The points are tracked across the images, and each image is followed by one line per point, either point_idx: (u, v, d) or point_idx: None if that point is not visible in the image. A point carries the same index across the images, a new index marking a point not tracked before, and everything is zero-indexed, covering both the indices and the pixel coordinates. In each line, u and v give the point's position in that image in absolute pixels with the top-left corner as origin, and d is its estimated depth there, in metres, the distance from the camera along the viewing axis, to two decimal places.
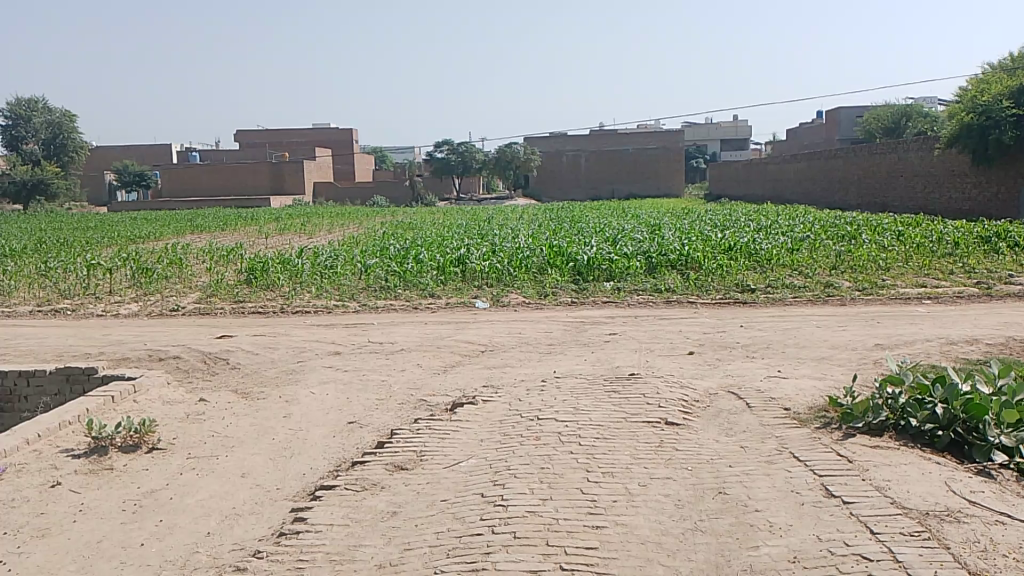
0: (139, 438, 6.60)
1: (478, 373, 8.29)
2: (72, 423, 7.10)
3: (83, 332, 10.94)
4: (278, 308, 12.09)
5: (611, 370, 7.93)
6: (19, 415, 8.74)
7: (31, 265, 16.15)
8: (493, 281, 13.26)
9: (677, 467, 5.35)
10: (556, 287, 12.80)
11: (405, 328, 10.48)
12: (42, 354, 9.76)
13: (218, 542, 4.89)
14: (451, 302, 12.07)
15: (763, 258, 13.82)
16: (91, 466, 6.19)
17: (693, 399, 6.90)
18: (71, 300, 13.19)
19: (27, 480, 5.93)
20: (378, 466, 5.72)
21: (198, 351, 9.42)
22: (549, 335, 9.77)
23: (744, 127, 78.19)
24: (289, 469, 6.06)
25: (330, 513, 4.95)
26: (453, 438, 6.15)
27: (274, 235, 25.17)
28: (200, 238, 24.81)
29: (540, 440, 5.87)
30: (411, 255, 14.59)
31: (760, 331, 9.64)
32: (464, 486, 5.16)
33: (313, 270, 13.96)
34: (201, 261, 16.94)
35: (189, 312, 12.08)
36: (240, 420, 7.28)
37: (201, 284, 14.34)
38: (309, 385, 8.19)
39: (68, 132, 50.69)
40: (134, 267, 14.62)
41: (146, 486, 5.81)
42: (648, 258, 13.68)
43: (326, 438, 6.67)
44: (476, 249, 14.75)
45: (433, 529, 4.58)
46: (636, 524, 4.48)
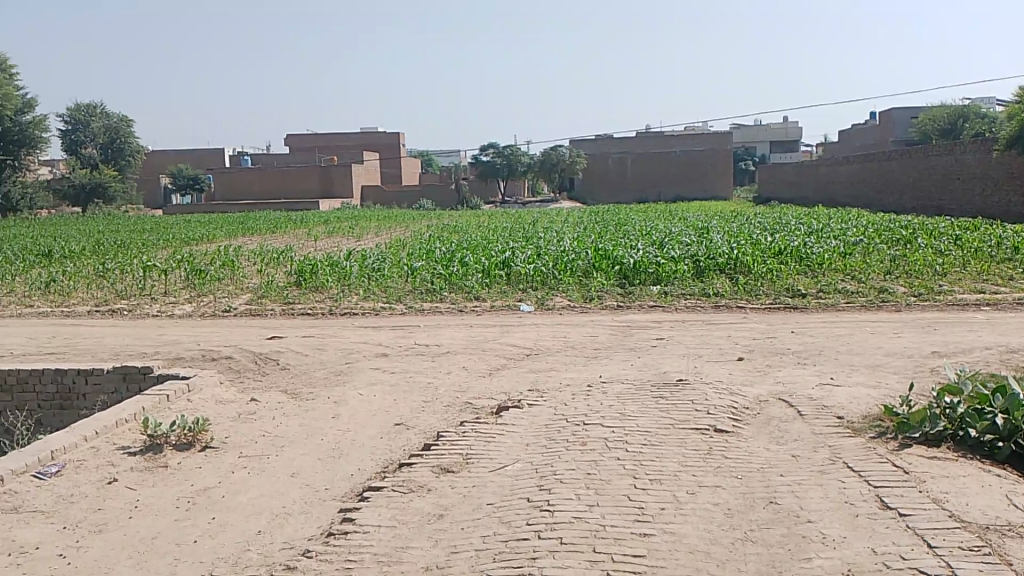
0: (193, 436, 6.74)
1: (525, 376, 8.27)
2: (129, 420, 7.29)
3: (139, 332, 11.21)
4: (326, 310, 12.25)
5: (658, 376, 7.84)
6: (78, 412, 9.01)
7: (89, 266, 16.60)
8: (537, 284, 13.24)
9: (727, 475, 5.27)
10: (602, 290, 12.74)
11: (451, 330, 10.53)
12: (100, 353, 10.02)
13: (269, 540, 4.96)
14: (496, 306, 12.07)
15: (814, 263, 13.55)
16: (146, 463, 6.34)
17: (743, 406, 6.79)
18: (128, 301, 13.54)
19: (86, 476, 6.10)
20: (424, 468, 5.75)
21: (249, 352, 9.59)
22: (595, 340, 9.70)
23: (795, 130, 76.90)
24: (338, 469, 6.12)
25: (379, 515, 4.98)
26: (499, 442, 6.16)
27: (323, 238, 25.53)
28: (252, 240, 25.30)
29: (586, 445, 5.84)
30: (456, 259, 14.66)
31: (812, 337, 9.42)
32: (510, 490, 5.16)
33: (360, 272, 14.15)
34: (252, 263, 17.24)
35: (241, 313, 12.32)
36: (290, 420, 7.39)
37: (251, 286, 14.60)
38: (357, 386, 8.28)
39: (125, 136, 52.23)
40: (188, 269, 14.96)
41: (199, 483, 5.94)
42: (696, 262, 13.49)
43: (374, 439, 6.73)
44: (521, 253, 14.73)
45: (479, 532, 4.58)
46: (684, 533, 4.42)
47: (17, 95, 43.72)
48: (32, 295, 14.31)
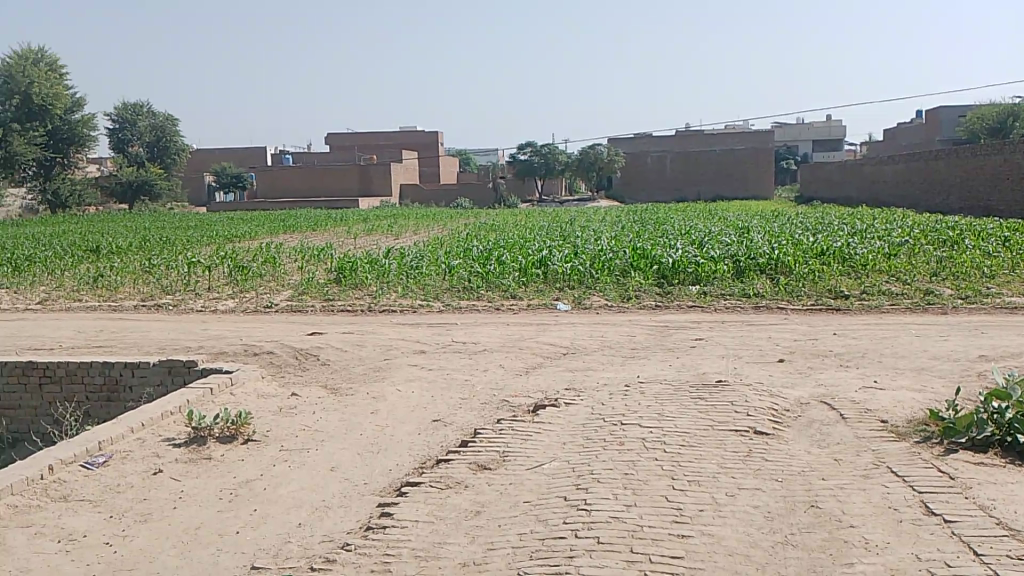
0: (235, 429, 6.86)
1: (561, 375, 8.26)
2: (174, 413, 7.45)
3: (184, 327, 11.45)
4: (365, 306, 12.38)
5: (697, 376, 7.77)
6: (124, 404, 9.22)
7: (136, 261, 17.00)
8: (574, 283, 13.21)
9: (768, 478, 5.20)
10: (640, 289, 12.68)
11: (488, 328, 10.56)
12: (147, 347, 10.26)
13: (309, 533, 5.03)
14: (532, 304, 12.08)
15: (857, 264, 13.31)
16: (190, 455, 6.47)
17: (784, 408, 6.70)
18: (173, 296, 13.84)
19: (132, 466, 6.25)
20: (462, 465, 5.78)
21: (290, 348, 9.73)
22: (633, 339, 9.65)
23: (839, 128, 75.52)
24: (376, 464, 6.19)
25: (417, 510, 5.03)
26: (536, 440, 6.17)
27: (362, 235, 25.80)
28: (293, 238, 25.69)
29: (623, 445, 5.82)
30: (494, 257, 14.68)
31: (855, 339, 9.26)
32: (547, 489, 5.16)
33: (399, 270, 14.28)
34: (293, 259, 17.48)
35: (282, 309, 12.51)
36: (329, 415, 7.48)
37: (292, 282, 14.80)
38: (396, 382, 8.35)
39: (171, 135, 53.28)
40: (231, 265, 15.24)
41: (242, 476, 6.04)
42: (736, 262, 13.35)
43: (411, 435, 6.78)
44: (558, 251, 14.71)
45: (516, 530, 4.59)
46: (723, 535, 4.38)
47: (67, 94, 44.85)
48: (81, 290, 14.69)
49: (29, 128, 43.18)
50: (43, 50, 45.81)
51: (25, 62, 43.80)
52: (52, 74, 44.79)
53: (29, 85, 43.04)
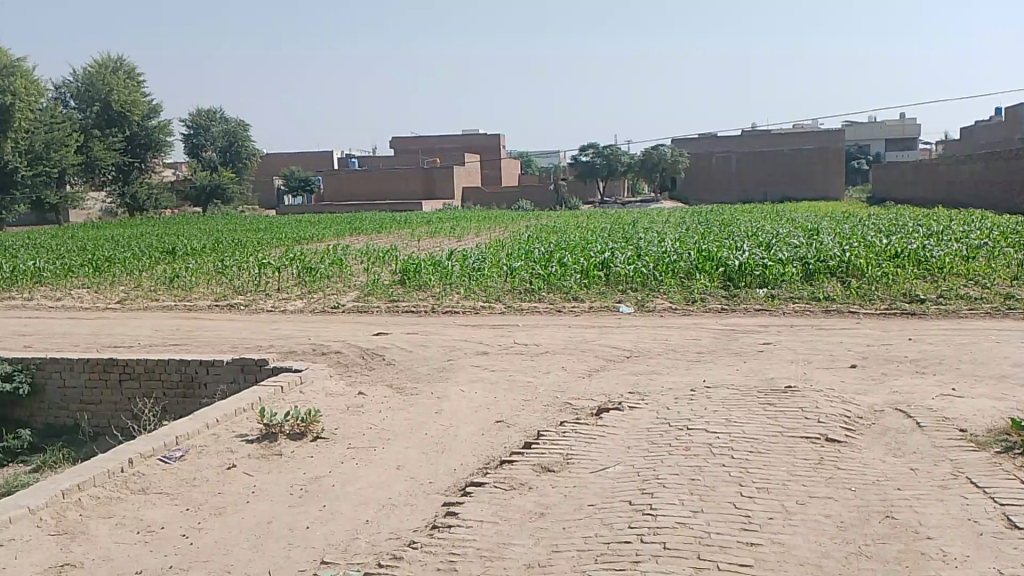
0: (305, 427, 7.03)
1: (625, 378, 8.20)
2: (247, 409, 7.67)
3: (255, 326, 11.78)
4: (429, 308, 12.52)
5: (766, 381, 7.61)
6: (199, 400, 9.53)
7: (209, 263, 17.54)
8: (637, 286, 13.10)
9: (839, 486, 5.06)
10: (705, 292, 12.49)
11: (551, 330, 10.56)
12: (220, 345, 10.58)
13: (376, 530, 5.12)
14: (595, 306, 12.03)
15: (933, 267, 12.83)
16: (262, 451, 6.66)
17: (856, 416, 6.51)
18: (244, 296, 14.25)
19: (207, 461, 6.46)
20: (526, 466, 5.79)
21: (357, 347, 9.92)
22: (699, 343, 9.52)
23: (914, 127, 72.95)
24: (441, 464, 6.25)
25: (481, 510, 5.06)
26: (600, 443, 6.14)
27: (426, 238, 26.08)
28: (359, 240, 26.17)
29: (689, 450, 5.75)
30: (555, 259, 14.64)
31: (931, 345, 8.94)
32: (611, 492, 5.13)
33: (462, 271, 14.37)
34: (359, 261, 17.79)
35: (349, 310, 12.76)
36: (394, 414, 7.59)
37: (359, 284, 15.07)
38: (459, 383, 8.43)
39: (242, 140, 54.82)
40: (300, 267, 15.60)
41: (312, 472, 6.19)
42: (805, 264, 13.04)
43: (475, 436, 6.83)
44: (621, 253, 14.57)
45: (581, 533, 4.58)
46: (794, 544, 4.28)
47: (144, 100, 46.58)
48: (158, 290, 15.24)
49: (108, 134, 45.13)
50: (123, 58, 47.69)
51: (105, 71, 45.63)
52: (131, 81, 46.69)
53: (108, 93, 44.86)
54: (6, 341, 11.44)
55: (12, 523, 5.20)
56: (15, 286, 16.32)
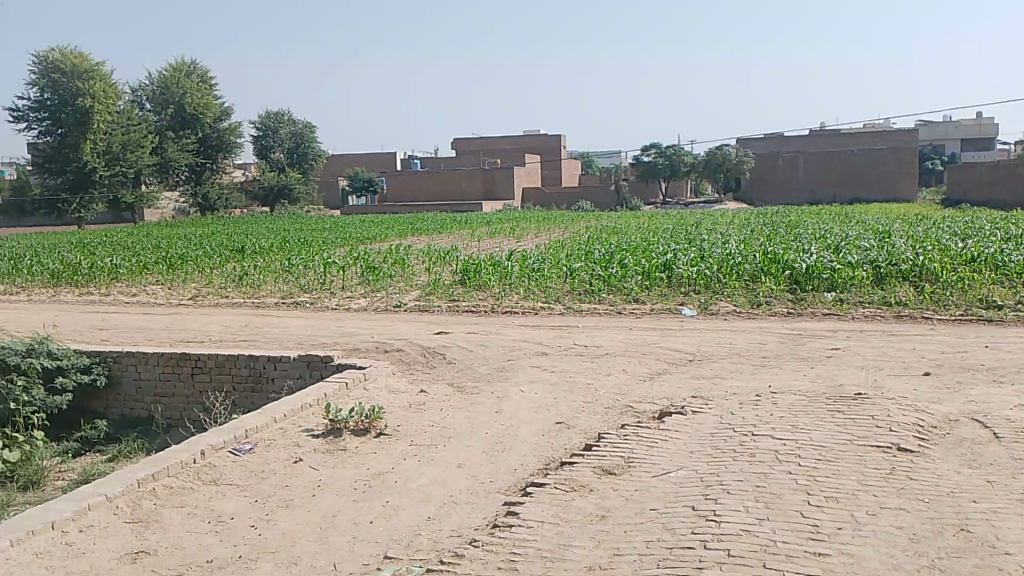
0: (368, 423, 7.15)
1: (687, 382, 8.09)
2: (313, 405, 7.84)
3: (320, 323, 12.03)
4: (489, 308, 12.60)
5: (834, 388, 7.42)
6: (267, 395, 9.77)
7: (276, 261, 17.98)
8: (700, 288, 12.92)
9: (912, 498, 4.90)
10: (771, 295, 12.25)
11: (612, 332, 10.49)
12: (287, 342, 10.84)
13: (438, 527, 5.17)
14: (656, 308, 11.92)
15: (1013, 271, 12.30)
16: (327, 445, 6.80)
17: (930, 425, 6.29)
18: (310, 294, 14.56)
19: (275, 454, 6.63)
20: (587, 468, 5.77)
21: (419, 346, 10.05)
22: (764, 347, 9.34)
23: (992, 126, 70.10)
24: (502, 464, 6.27)
25: (542, 511, 5.07)
26: (662, 447, 6.07)
27: (486, 238, 26.21)
28: (420, 240, 26.48)
29: (755, 456, 5.65)
30: (616, 260, 14.53)
31: (1009, 353, 8.58)
32: (674, 497, 5.08)
33: (521, 271, 14.39)
34: (420, 261, 17.98)
35: (411, 308, 12.92)
36: (456, 412, 7.66)
37: (420, 283, 15.25)
38: (519, 383, 8.45)
39: (309, 142, 55.98)
40: (364, 266, 15.86)
41: (375, 468, 6.30)
42: (876, 267, 12.67)
43: (536, 436, 6.84)
44: (684, 255, 14.37)
45: (642, 537, 4.54)
46: (864, 556, 4.16)
47: (216, 103, 48.20)
48: (228, 287, 15.68)
49: (181, 136, 46.74)
50: (196, 62, 49.31)
51: (180, 74, 47.20)
52: (203, 84, 48.20)
53: (181, 95, 46.49)
54: (86, 335, 11.94)
55: (91, 509, 5.42)
56: (93, 282, 17.00)
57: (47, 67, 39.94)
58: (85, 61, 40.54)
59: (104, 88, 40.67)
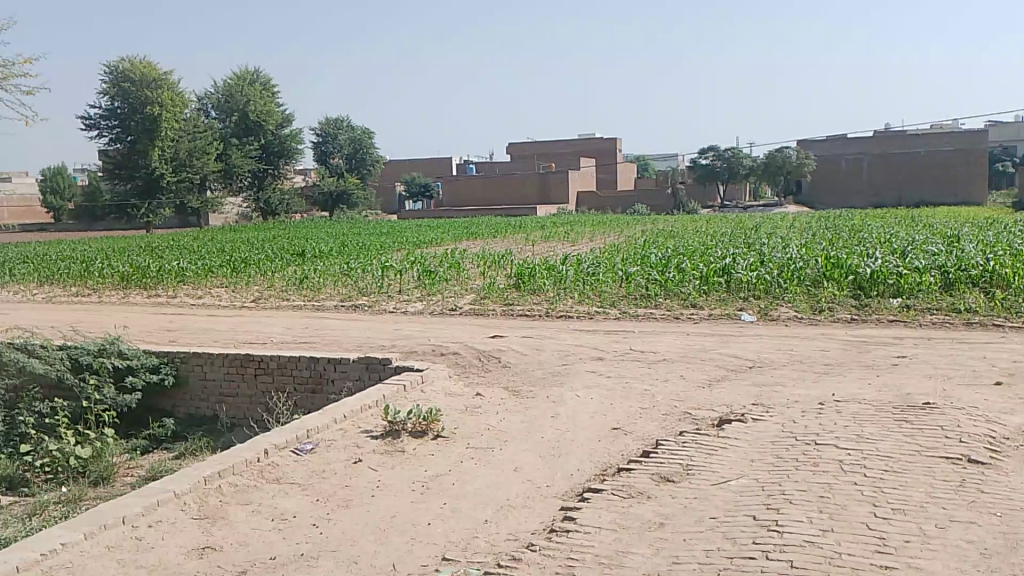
0: (426, 425, 7.23)
1: (747, 389, 7.97)
2: (372, 406, 7.96)
3: (378, 326, 12.21)
4: (544, 312, 12.62)
5: (901, 397, 7.21)
6: (327, 396, 9.97)
7: (335, 265, 18.33)
8: (760, 293, 12.71)
9: (984, 511, 4.73)
10: (833, 301, 11.97)
11: (669, 338, 10.40)
12: (346, 344, 11.03)
13: (496, 530, 5.20)
14: (715, 314, 11.77)
15: None
16: (386, 447, 6.90)
17: (1003, 437, 6.05)
18: (368, 298, 14.80)
19: (335, 454, 6.76)
20: (644, 475, 5.73)
21: (474, 349, 10.12)
22: (826, 355, 9.13)
23: None
24: (559, 468, 6.27)
25: (599, 517, 5.05)
26: (721, 455, 5.99)
27: (540, 242, 26.23)
28: (475, 244, 26.69)
29: (818, 466, 5.53)
30: (673, 264, 14.40)
31: None
32: (734, 506, 5.00)
33: (576, 276, 14.36)
34: (476, 265, 18.11)
35: (466, 312, 13.03)
36: (512, 416, 7.69)
37: (475, 287, 15.35)
38: (575, 388, 8.44)
39: (367, 147, 56.85)
40: (420, 270, 16.05)
41: (432, 470, 6.36)
42: (944, 273, 12.26)
43: (592, 442, 6.82)
44: (743, 259, 14.15)
45: (702, 546, 4.48)
46: (934, 570, 4.04)
47: (278, 110, 49.36)
48: (289, 290, 16.06)
49: (245, 143, 48.04)
50: (260, 70, 50.63)
51: (244, 82, 48.50)
52: (266, 92, 49.42)
53: (246, 103, 47.83)
54: (155, 335, 12.37)
55: (160, 505, 5.60)
56: (161, 285, 17.59)
57: (118, 77, 41.53)
58: (154, 70, 42.05)
59: (171, 97, 42.04)
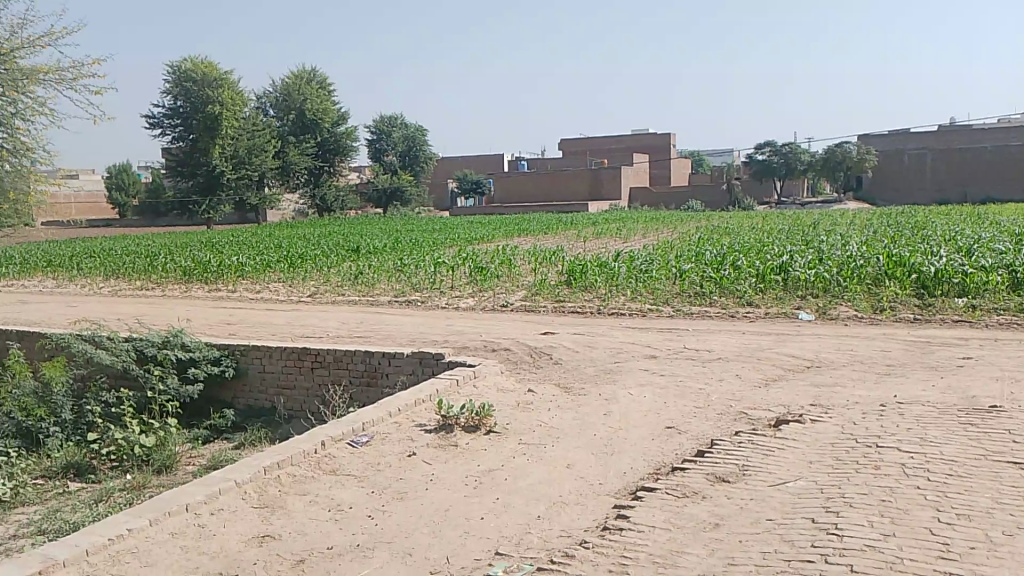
0: (479, 420, 7.28)
1: (805, 389, 7.81)
2: (425, 400, 8.05)
3: (431, 322, 12.33)
4: (596, 309, 12.57)
5: (967, 400, 6.97)
6: (382, 390, 10.11)
7: (388, 260, 18.55)
8: (818, 292, 12.44)
9: None
10: (895, 300, 11.65)
11: (724, 336, 10.26)
12: (399, 339, 11.17)
13: (548, 526, 5.21)
14: (771, 312, 11.56)
15: None
16: (439, 441, 6.96)
17: None
18: (421, 293, 14.94)
19: (390, 447, 6.85)
20: (699, 475, 5.67)
21: (526, 346, 10.14)
22: (888, 355, 8.89)
23: None
24: (612, 466, 6.25)
25: (653, 516, 5.02)
26: (778, 456, 5.89)
27: (592, 239, 26.13)
28: (526, 241, 26.71)
29: (878, 469, 5.39)
30: (728, 261, 14.19)
31: None
32: (792, 508, 4.92)
33: (629, 273, 14.26)
34: (527, 261, 18.12)
35: (517, 309, 13.06)
36: (564, 413, 7.68)
37: (527, 283, 15.36)
38: (628, 386, 8.39)
39: (420, 144, 57.32)
40: (472, 266, 16.14)
41: (485, 465, 6.40)
42: (1014, 272, 11.81)
43: (646, 440, 6.77)
44: (800, 257, 13.86)
45: (758, 548, 4.42)
46: None
47: (334, 108, 50.14)
48: (344, 286, 16.32)
49: (302, 140, 48.95)
50: (316, 69, 51.52)
51: (301, 81, 49.39)
52: (322, 90, 50.24)
53: (303, 101, 48.77)
54: (216, 329, 12.70)
55: (222, 494, 5.76)
56: (221, 280, 18.04)
57: (181, 76, 42.74)
58: (215, 70, 43.17)
59: (231, 96, 43.04)
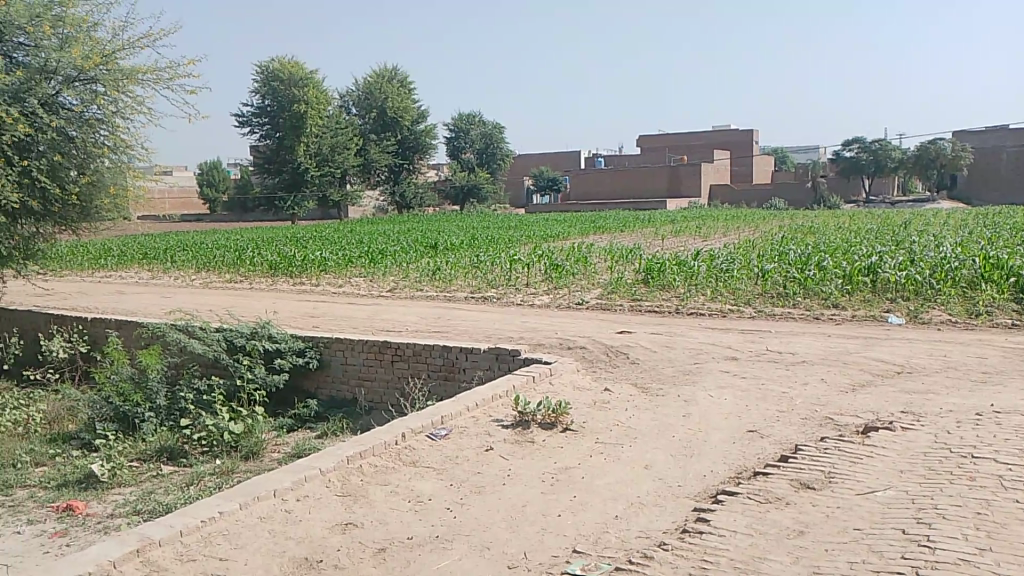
0: (555, 417, 7.30)
1: (894, 396, 7.53)
2: (503, 396, 8.12)
3: (507, 319, 12.40)
4: (674, 308, 12.41)
5: None
6: (459, 384, 10.25)
7: (465, 257, 18.73)
8: (908, 294, 11.95)
9: None
10: (992, 305, 11.10)
11: (807, 339, 9.97)
12: (476, 334, 11.28)
13: (626, 527, 5.18)
14: (858, 315, 11.18)
15: None
16: (517, 436, 7.02)
17: None
18: (497, 290, 15.04)
19: (468, 442, 6.93)
20: (782, 481, 5.54)
21: (602, 344, 10.09)
22: (985, 362, 8.47)
23: None
24: (691, 468, 6.16)
25: (734, 520, 4.93)
26: (866, 464, 5.70)
27: (670, 237, 25.74)
28: (602, 239, 26.53)
29: (974, 480, 5.16)
30: (813, 261, 13.77)
31: None
32: (881, 518, 4.75)
33: (708, 272, 14.02)
34: (604, 260, 18.00)
35: (594, 307, 13.01)
36: (641, 413, 7.62)
37: (603, 282, 15.26)
38: (707, 387, 8.26)
39: (498, 141, 57.65)
40: (548, 264, 16.13)
41: (562, 462, 6.42)
42: None
43: (726, 443, 6.66)
44: (890, 258, 13.34)
45: (846, 558, 4.29)
46: None
47: (413, 106, 50.91)
48: (422, 281, 16.57)
49: (382, 138, 49.92)
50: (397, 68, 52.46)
51: (382, 79, 50.36)
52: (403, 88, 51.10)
53: (384, 100, 49.78)
54: (299, 321, 13.09)
55: (307, 481, 5.94)
56: (305, 273, 18.58)
57: (268, 76, 44.16)
58: (301, 70, 44.40)
59: (316, 95, 44.24)
